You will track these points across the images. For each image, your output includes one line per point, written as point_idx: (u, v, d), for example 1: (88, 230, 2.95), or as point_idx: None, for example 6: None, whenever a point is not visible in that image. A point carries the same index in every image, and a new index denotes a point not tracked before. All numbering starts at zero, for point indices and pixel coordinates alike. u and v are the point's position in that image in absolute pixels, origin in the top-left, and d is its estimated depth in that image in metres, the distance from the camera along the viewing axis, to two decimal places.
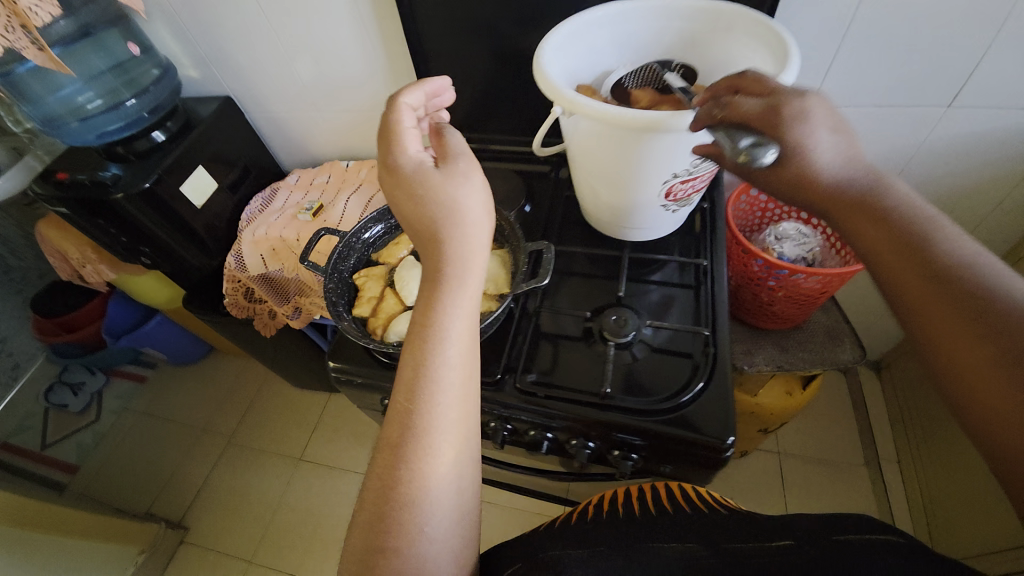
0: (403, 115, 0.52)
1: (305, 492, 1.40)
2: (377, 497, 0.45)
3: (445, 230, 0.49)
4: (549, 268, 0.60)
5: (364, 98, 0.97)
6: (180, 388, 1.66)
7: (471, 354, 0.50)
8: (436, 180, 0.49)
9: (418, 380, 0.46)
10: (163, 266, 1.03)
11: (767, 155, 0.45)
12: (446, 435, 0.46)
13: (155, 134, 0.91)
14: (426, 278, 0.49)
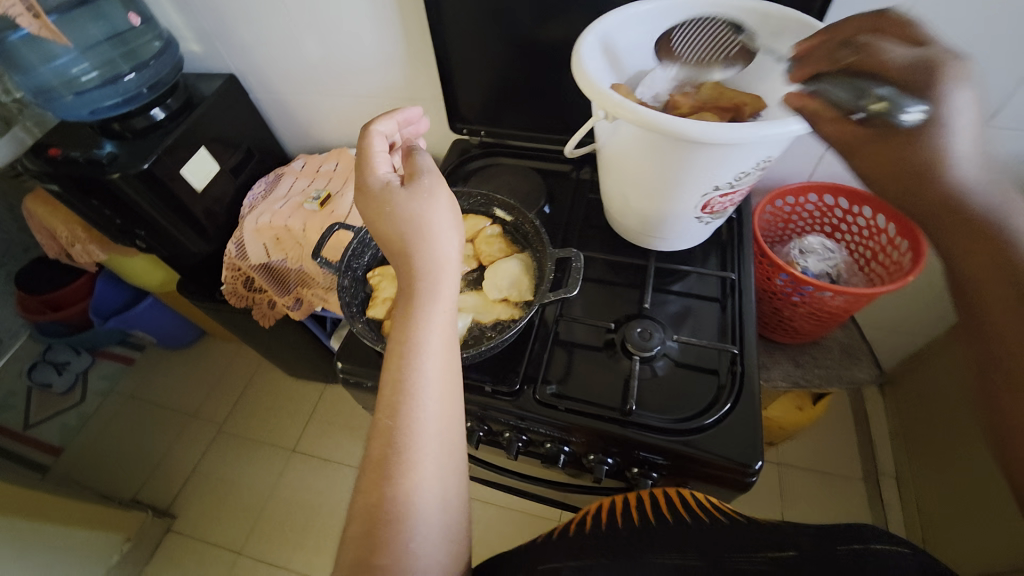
0: (375, 141, 0.56)
1: (297, 483, 1.38)
2: (363, 517, 0.44)
3: (410, 242, 0.50)
4: (579, 279, 0.57)
5: (377, 84, 0.92)
6: (169, 372, 1.61)
7: (451, 365, 0.49)
8: (401, 196, 0.51)
9: (400, 399, 0.46)
10: (158, 249, 0.98)
11: (914, 110, 0.39)
12: (430, 454, 0.46)
13: (154, 112, 0.84)
14: (402, 294, 0.50)
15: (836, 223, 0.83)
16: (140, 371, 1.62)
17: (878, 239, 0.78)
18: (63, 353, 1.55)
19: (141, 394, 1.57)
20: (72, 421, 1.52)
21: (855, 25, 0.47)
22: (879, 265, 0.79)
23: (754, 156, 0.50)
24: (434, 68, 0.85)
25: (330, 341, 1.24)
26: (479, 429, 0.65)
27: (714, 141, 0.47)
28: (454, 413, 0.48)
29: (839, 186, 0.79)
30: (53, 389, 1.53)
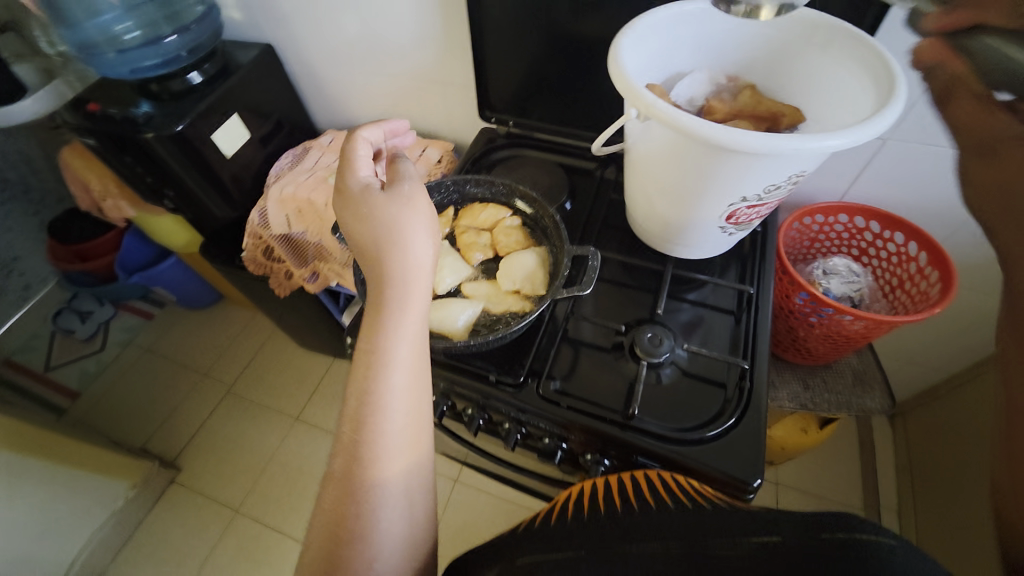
0: (358, 147, 0.58)
1: (297, 452, 1.41)
2: (325, 535, 0.46)
3: (382, 248, 0.52)
4: (593, 278, 0.56)
5: (410, 66, 0.92)
6: (185, 331, 1.65)
7: (420, 371, 0.51)
8: (377, 204, 0.53)
9: (364, 409, 0.48)
10: (185, 210, 1.00)
11: None
12: (393, 462, 0.48)
13: (191, 75, 0.86)
14: (371, 302, 0.53)
15: (864, 247, 0.80)
16: (158, 327, 1.66)
17: (907, 267, 0.76)
18: (88, 304, 1.61)
19: (157, 349, 1.62)
20: (91, 368, 1.58)
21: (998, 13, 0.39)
22: (905, 293, 0.77)
23: (799, 165, 0.49)
24: (468, 54, 0.85)
25: (341, 317, 1.25)
26: (480, 417, 0.65)
27: (749, 150, 0.46)
28: (421, 420, 0.50)
29: (871, 209, 0.77)
30: (75, 336, 1.59)
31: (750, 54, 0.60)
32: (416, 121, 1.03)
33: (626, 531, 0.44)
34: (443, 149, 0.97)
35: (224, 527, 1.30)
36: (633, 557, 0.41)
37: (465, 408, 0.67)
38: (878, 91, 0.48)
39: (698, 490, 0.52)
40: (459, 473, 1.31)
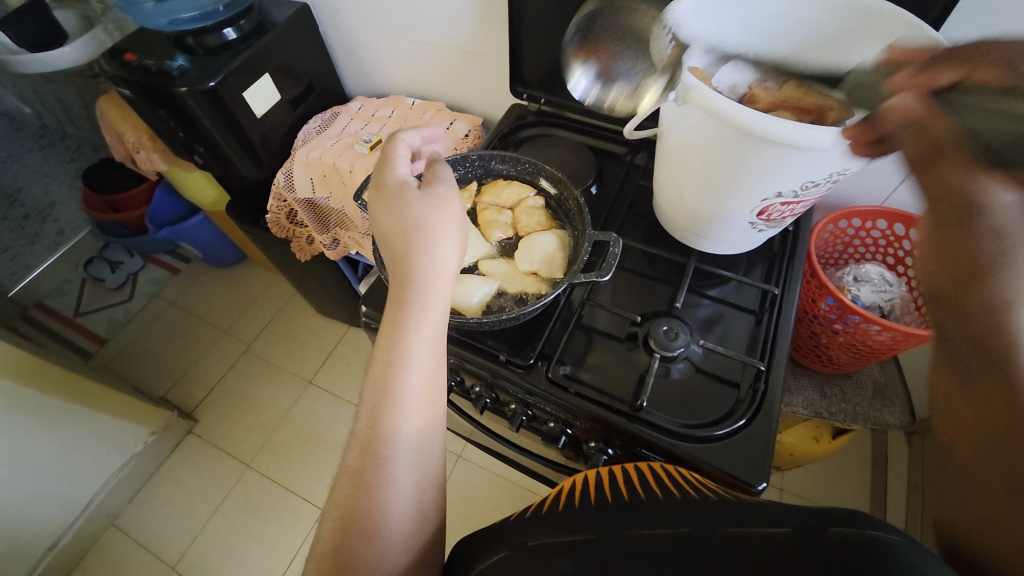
0: (399, 147, 0.59)
1: (309, 413, 1.44)
2: (335, 527, 0.46)
3: (410, 245, 0.53)
4: (611, 267, 0.55)
5: (444, 34, 0.90)
6: (208, 287, 1.70)
7: (437, 370, 0.52)
8: (412, 203, 0.54)
9: (382, 405, 0.49)
10: (214, 168, 1.02)
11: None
12: (405, 462, 0.48)
13: (227, 31, 0.86)
14: (394, 299, 0.53)
15: (901, 256, 0.77)
16: (183, 281, 1.71)
17: None
18: (118, 254, 1.69)
19: (182, 303, 1.66)
20: (119, 317, 1.63)
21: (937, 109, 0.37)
22: None
23: (836, 163, 0.46)
24: (503, 26, 0.82)
25: (359, 286, 1.27)
26: (487, 395, 0.66)
27: (794, 143, 0.43)
28: (431, 418, 0.51)
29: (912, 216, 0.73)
30: (106, 284, 1.66)
31: (803, 43, 0.58)
32: (446, 93, 1.01)
33: (629, 518, 0.45)
34: (471, 124, 0.95)
35: (235, 481, 1.35)
36: (635, 543, 0.42)
37: (474, 385, 0.67)
38: None
39: (701, 481, 0.52)
40: (463, 449, 1.33)
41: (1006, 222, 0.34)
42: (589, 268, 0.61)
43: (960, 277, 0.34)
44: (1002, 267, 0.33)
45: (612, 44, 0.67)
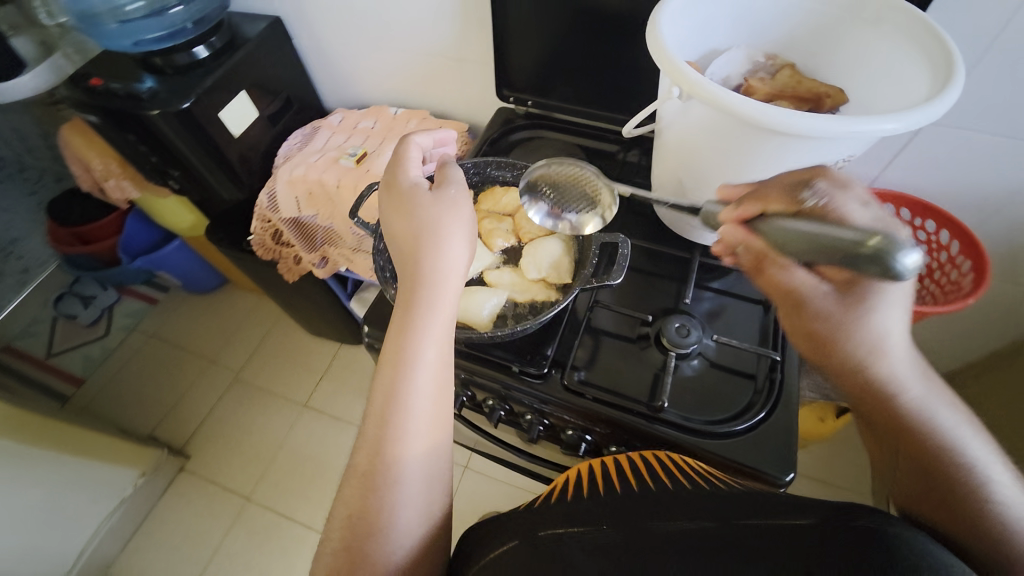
0: (412, 149, 0.58)
1: (307, 437, 1.40)
2: (343, 530, 0.45)
3: (420, 246, 0.52)
4: (622, 269, 0.53)
5: (424, 41, 0.88)
6: (190, 316, 1.64)
7: (445, 375, 0.50)
8: (423, 205, 0.53)
9: (389, 407, 0.47)
10: (192, 192, 0.98)
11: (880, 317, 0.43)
12: (416, 465, 0.47)
13: (197, 49, 0.83)
14: (402, 300, 0.52)
15: None
16: (164, 312, 1.65)
17: (939, 256, 0.74)
18: (90, 288, 1.58)
19: (165, 335, 1.61)
20: (96, 354, 1.57)
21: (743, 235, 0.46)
22: (935, 282, 0.76)
23: (837, 150, 0.46)
24: (486, 30, 0.81)
25: (350, 303, 1.23)
26: (502, 407, 0.64)
27: (799, 133, 0.44)
28: (440, 423, 0.49)
29: (906, 195, 0.74)
30: (80, 321, 1.58)
31: (792, 32, 0.57)
32: (429, 100, 0.99)
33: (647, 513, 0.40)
34: (457, 130, 0.94)
35: (235, 516, 1.30)
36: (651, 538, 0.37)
37: (487, 399, 0.65)
38: (932, 76, 0.45)
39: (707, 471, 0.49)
40: (469, 460, 1.30)
41: (823, 307, 0.45)
42: (600, 272, 0.60)
43: (815, 346, 0.47)
44: (837, 339, 0.45)
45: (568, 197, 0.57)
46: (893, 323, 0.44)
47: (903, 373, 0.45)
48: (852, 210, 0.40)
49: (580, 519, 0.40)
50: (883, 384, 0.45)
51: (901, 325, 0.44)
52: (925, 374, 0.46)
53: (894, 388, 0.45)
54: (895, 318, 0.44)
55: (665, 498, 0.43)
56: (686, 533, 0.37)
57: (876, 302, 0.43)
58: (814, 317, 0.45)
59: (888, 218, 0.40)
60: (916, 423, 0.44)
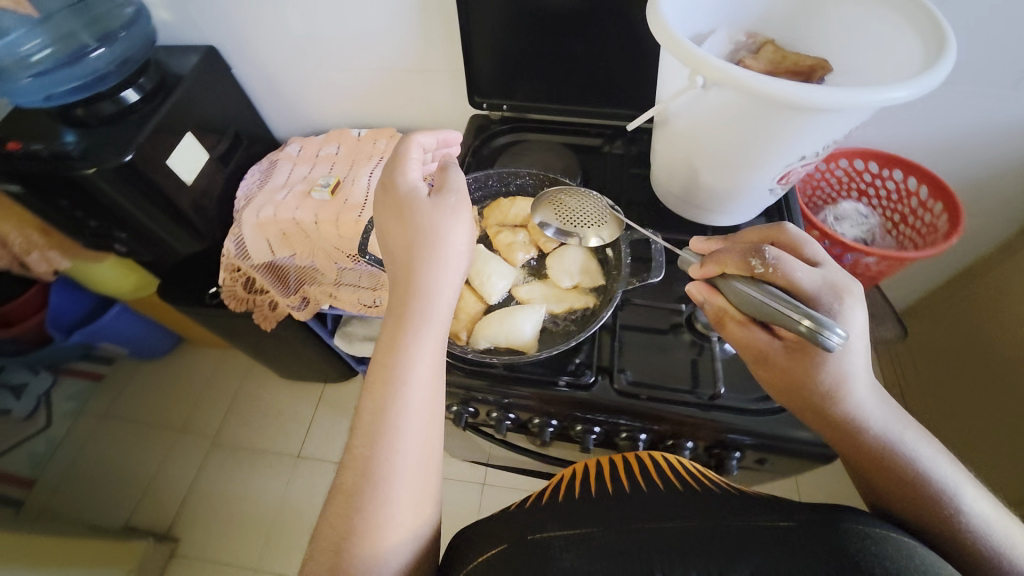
0: (413, 149, 0.54)
1: (309, 489, 1.31)
2: (329, 552, 0.42)
3: (414, 257, 0.49)
4: (661, 265, 0.55)
5: (381, 55, 0.83)
6: (145, 385, 1.48)
7: (437, 395, 0.48)
8: (420, 213, 0.50)
9: (376, 424, 0.45)
10: (143, 253, 0.87)
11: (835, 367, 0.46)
12: (402, 486, 0.44)
13: (126, 93, 0.73)
14: (393, 312, 0.49)
15: (864, 188, 0.82)
16: (113, 385, 1.48)
17: (909, 202, 0.79)
18: (20, 374, 1.40)
19: (120, 413, 1.45)
20: (41, 448, 1.39)
21: (703, 293, 0.52)
22: (909, 228, 0.80)
23: (849, 123, 0.47)
24: (451, 37, 0.78)
25: (334, 340, 1.16)
26: (551, 423, 0.61)
27: (824, 108, 0.43)
28: (433, 441, 0.47)
29: (871, 151, 0.78)
30: (13, 415, 1.38)
31: (771, 8, 0.58)
32: (392, 116, 0.94)
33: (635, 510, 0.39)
34: None
35: None
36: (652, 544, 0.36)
37: (532, 417, 0.62)
38: (926, 40, 0.47)
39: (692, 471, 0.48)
40: (486, 476, 1.27)
41: (777, 356, 0.48)
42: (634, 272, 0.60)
43: (780, 391, 0.50)
44: (797, 385, 0.48)
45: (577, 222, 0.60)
46: (858, 369, 0.46)
47: (876, 414, 0.46)
48: (795, 275, 0.45)
49: (578, 521, 0.39)
50: (858, 425, 0.46)
51: (865, 369, 0.47)
52: (896, 411, 0.48)
53: (869, 429, 0.46)
54: (859, 364, 0.46)
55: (666, 493, 0.42)
56: (673, 536, 0.37)
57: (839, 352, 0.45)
58: (779, 368, 0.49)
59: (833, 281, 0.45)
60: (888, 462, 0.45)
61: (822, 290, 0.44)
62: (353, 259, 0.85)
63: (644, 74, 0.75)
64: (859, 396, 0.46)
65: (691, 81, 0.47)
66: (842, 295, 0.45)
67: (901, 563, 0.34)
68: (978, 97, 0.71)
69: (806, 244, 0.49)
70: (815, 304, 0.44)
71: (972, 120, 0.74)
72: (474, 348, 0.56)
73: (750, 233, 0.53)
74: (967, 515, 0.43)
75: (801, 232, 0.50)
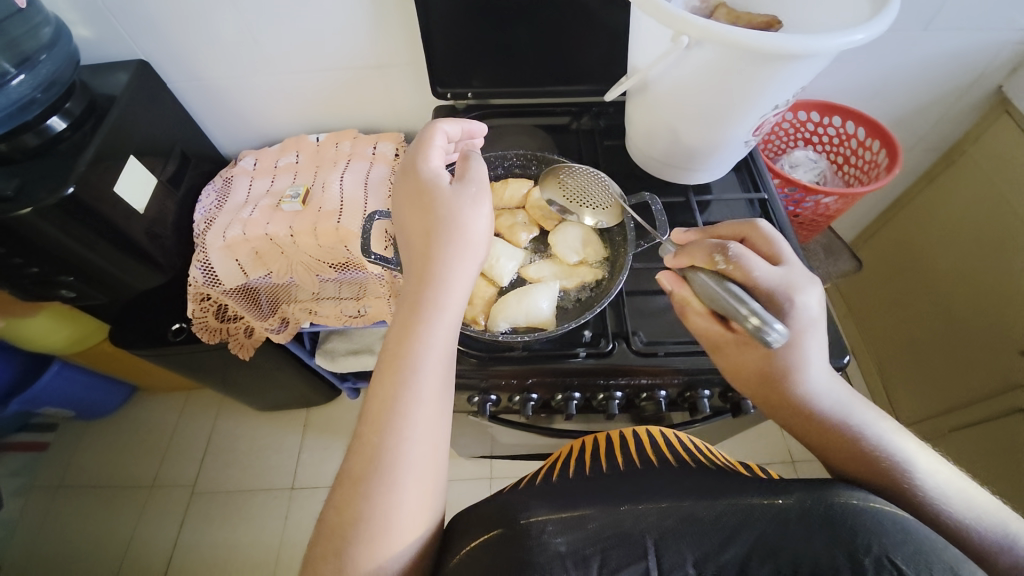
0: (438, 137, 0.53)
1: (308, 520, 1.24)
2: (334, 535, 0.40)
3: (431, 244, 0.48)
4: (666, 226, 0.59)
5: (333, 53, 0.79)
6: (101, 445, 1.35)
7: (445, 387, 0.46)
8: (441, 200, 0.49)
9: (385, 410, 0.43)
10: (95, 296, 0.79)
11: (786, 349, 0.48)
12: (410, 477, 0.41)
13: (52, 121, 0.66)
14: (406, 298, 0.48)
15: (808, 136, 0.90)
16: (65, 451, 1.34)
17: (850, 144, 0.86)
18: None
19: (79, 481, 1.31)
20: None
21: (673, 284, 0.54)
22: (853, 167, 0.88)
23: (817, 69, 0.50)
24: (406, 29, 0.76)
25: (317, 359, 1.10)
26: (575, 396, 0.62)
27: (801, 56, 0.46)
28: (442, 432, 0.45)
29: (812, 102, 0.85)
30: None
31: None
32: (351, 117, 0.91)
33: (644, 488, 0.40)
34: (396, 141, 0.87)
35: None
36: (669, 514, 0.37)
37: (555, 394, 0.63)
38: None
39: (696, 449, 0.50)
40: (493, 469, 1.26)
41: (729, 341, 0.52)
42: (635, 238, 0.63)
43: (735, 371, 0.53)
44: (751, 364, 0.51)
45: (584, 199, 0.64)
46: (813, 353, 0.48)
47: (830, 394, 0.48)
48: (755, 275, 0.46)
49: (571, 504, 0.38)
50: (812, 405, 0.48)
51: (820, 353, 0.49)
52: (851, 394, 0.49)
53: (824, 408, 0.48)
54: (814, 348, 0.48)
55: (665, 471, 0.43)
56: (669, 514, 0.37)
57: (795, 338, 0.47)
58: (733, 355, 0.52)
59: (790, 279, 0.47)
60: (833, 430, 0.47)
61: (780, 286, 0.46)
62: (336, 268, 0.81)
63: (603, 48, 0.77)
64: (813, 378, 0.48)
65: (675, 42, 0.49)
66: (799, 289, 0.47)
67: (897, 534, 0.34)
68: (893, 42, 0.80)
69: (777, 241, 0.50)
70: (770, 297, 0.46)
71: (889, 62, 0.83)
72: (493, 330, 0.57)
73: (726, 229, 0.55)
74: (925, 488, 0.43)
75: (773, 230, 0.51)
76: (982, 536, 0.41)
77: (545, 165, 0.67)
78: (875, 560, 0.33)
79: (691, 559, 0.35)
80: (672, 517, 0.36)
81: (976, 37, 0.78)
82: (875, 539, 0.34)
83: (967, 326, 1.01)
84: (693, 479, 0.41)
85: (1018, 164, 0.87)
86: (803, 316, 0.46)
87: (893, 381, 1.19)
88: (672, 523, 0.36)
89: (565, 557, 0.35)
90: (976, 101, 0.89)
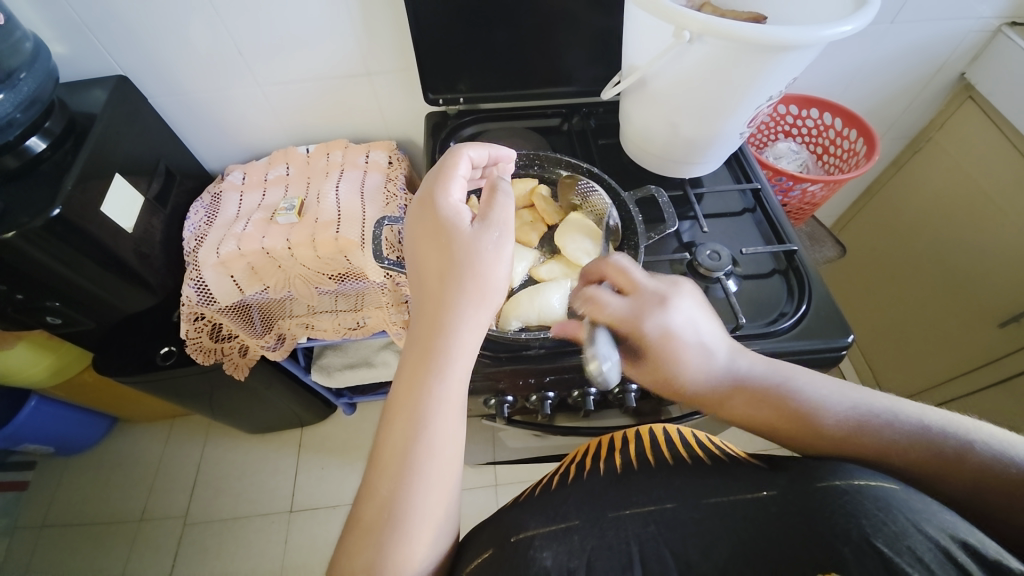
0: (461, 163, 0.50)
1: (309, 542, 1.19)
2: (360, 550, 0.38)
3: (445, 286, 0.45)
4: (674, 214, 0.60)
5: (324, 65, 0.79)
6: (84, 481, 1.29)
7: (457, 433, 0.43)
8: (460, 241, 0.46)
9: (397, 458, 0.40)
10: (83, 321, 0.77)
11: (662, 355, 0.45)
12: (424, 518, 0.39)
13: (33, 141, 0.65)
14: (414, 344, 0.45)
15: (789, 128, 0.94)
16: (47, 489, 1.28)
17: (828, 134, 0.90)
18: None
19: (62, 520, 1.24)
20: None
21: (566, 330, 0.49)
22: (832, 156, 0.92)
23: (808, 59, 0.52)
24: (398, 37, 0.76)
25: (312, 376, 1.07)
26: (591, 391, 0.62)
27: (800, 45, 0.48)
28: (455, 479, 0.42)
29: (793, 96, 0.89)
30: None
31: None
32: (343, 127, 0.90)
33: (665, 489, 0.40)
34: (388, 150, 0.87)
35: None
36: (699, 515, 0.37)
37: (571, 391, 0.63)
38: None
39: (704, 440, 0.46)
40: (495, 477, 1.25)
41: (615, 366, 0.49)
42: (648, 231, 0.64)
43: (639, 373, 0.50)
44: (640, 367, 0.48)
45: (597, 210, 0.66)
46: (690, 348, 0.45)
47: (730, 370, 0.46)
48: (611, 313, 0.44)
49: (560, 516, 0.39)
50: (719, 387, 0.46)
51: (692, 339, 0.46)
52: (748, 366, 0.46)
53: (731, 387, 0.45)
54: (690, 343, 0.46)
55: (658, 472, 0.42)
56: (653, 520, 0.38)
57: (659, 350, 0.45)
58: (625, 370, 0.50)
59: (637, 306, 0.45)
60: (742, 407, 0.45)
61: (629, 318, 0.45)
62: (336, 279, 0.80)
63: (591, 51, 0.78)
64: (705, 360, 0.46)
65: (677, 37, 0.50)
66: (648, 313, 0.45)
67: (879, 514, 0.32)
68: (864, 36, 0.84)
69: (630, 270, 0.47)
70: (625, 332, 0.45)
71: (859, 55, 0.87)
72: (508, 328, 0.58)
73: (585, 274, 0.51)
74: (848, 424, 0.40)
75: (627, 261, 0.48)
76: (922, 452, 0.38)
77: (546, 166, 0.70)
78: (854, 548, 0.31)
79: (668, 553, 0.36)
80: (656, 524, 0.38)
81: (938, 30, 0.83)
82: (854, 522, 0.32)
83: (944, 303, 1.05)
84: (709, 474, 0.40)
85: (981, 148, 0.92)
86: (660, 331, 0.45)
87: (878, 360, 1.24)
88: (655, 529, 0.38)
89: (551, 570, 0.35)
90: (940, 88, 0.94)
